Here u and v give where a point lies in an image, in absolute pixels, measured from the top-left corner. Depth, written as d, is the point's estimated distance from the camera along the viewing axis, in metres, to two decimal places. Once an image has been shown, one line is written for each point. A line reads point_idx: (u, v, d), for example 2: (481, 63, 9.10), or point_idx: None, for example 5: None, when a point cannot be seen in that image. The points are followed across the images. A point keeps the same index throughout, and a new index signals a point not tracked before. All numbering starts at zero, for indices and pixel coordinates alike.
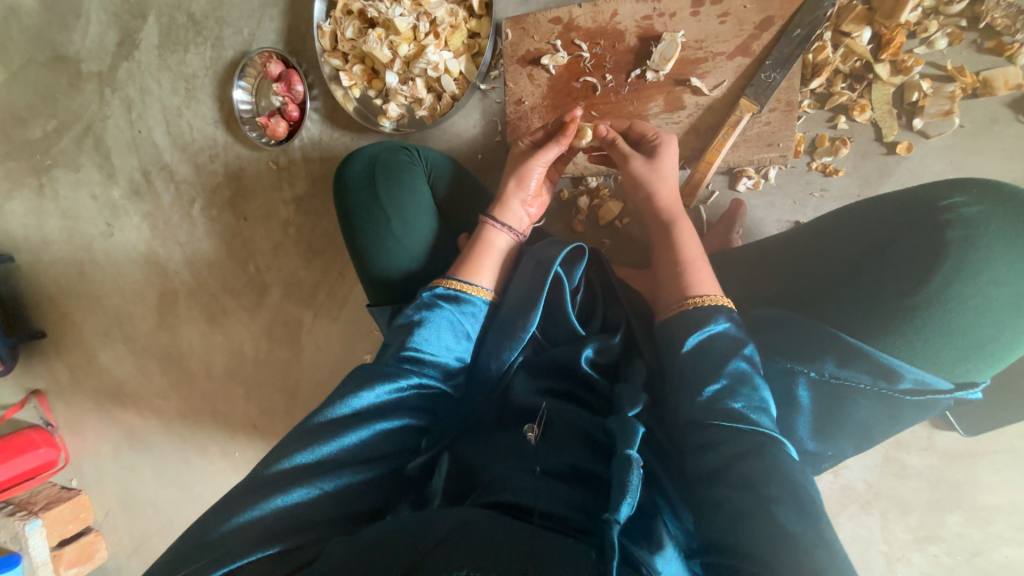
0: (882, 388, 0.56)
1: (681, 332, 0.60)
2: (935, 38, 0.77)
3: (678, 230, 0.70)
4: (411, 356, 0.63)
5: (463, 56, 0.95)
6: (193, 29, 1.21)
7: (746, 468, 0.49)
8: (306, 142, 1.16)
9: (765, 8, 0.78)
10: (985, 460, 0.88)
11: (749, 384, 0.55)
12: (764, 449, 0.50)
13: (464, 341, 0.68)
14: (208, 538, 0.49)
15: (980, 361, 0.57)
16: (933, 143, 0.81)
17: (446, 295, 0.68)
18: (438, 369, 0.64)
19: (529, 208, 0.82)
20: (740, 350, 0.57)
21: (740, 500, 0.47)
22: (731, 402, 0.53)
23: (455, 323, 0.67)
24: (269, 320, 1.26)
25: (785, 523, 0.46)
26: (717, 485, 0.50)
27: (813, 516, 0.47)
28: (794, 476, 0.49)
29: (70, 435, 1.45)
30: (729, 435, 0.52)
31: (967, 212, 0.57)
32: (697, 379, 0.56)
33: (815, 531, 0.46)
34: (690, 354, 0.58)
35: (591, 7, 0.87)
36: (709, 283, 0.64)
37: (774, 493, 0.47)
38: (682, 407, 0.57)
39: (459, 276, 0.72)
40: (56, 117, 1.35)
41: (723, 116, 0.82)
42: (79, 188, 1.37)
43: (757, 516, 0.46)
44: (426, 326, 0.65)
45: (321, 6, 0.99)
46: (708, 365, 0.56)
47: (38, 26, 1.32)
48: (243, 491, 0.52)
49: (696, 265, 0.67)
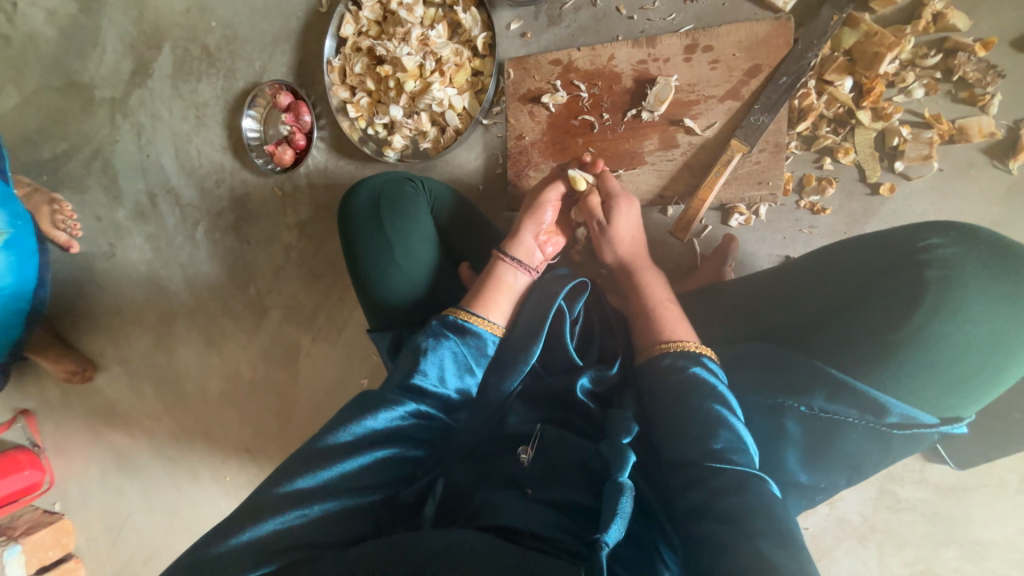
0: (870, 422, 0.58)
1: (659, 373, 0.63)
2: (913, 87, 0.81)
3: (644, 278, 0.77)
4: (416, 386, 0.63)
5: (467, 92, 0.99)
6: (207, 61, 1.26)
7: (729, 502, 0.50)
8: (312, 169, 1.19)
9: (753, 57, 0.83)
10: (978, 494, 0.89)
11: (728, 426, 0.56)
12: (746, 484, 0.51)
13: (467, 374, 0.68)
14: (212, 554, 0.48)
15: (965, 397, 0.60)
16: (913, 184, 0.85)
17: (453, 325, 0.69)
18: (441, 401, 0.64)
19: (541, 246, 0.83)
20: (714, 393, 0.58)
21: (722, 533, 0.48)
22: (712, 443, 0.55)
23: (459, 355, 0.67)
24: (267, 342, 1.27)
25: (770, 557, 0.45)
26: (703, 519, 0.50)
27: (794, 548, 0.47)
28: (777, 512, 0.49)
29: (56, 456, 1.43)
30: (712, 472, 0.53)
31: (943, 253, 0.60)
32: (677, 425, 0.58)
33: (799, 565, 0.45)
34: (670, 393, 0.60)
35: (589, 51, 0.91)
36: (681, 329, 0.68)
37: (759, 527, 0.48)
38: (672, 448, 0.57)
39: (469, 309, 0.73)
40: (66, 140, 1.38)
41: (715, 156, 0.86)
42: (83, 209, 1.38)
43: (741, 547, 0.46)
44: (432, 355, 0.65)
45: (331, 43, 1.03)
46: (687, 410, 0.58)
47: (54, 54, 1.37)
48: (243, 511, 0.52)
49: (669, 308, 0.72)
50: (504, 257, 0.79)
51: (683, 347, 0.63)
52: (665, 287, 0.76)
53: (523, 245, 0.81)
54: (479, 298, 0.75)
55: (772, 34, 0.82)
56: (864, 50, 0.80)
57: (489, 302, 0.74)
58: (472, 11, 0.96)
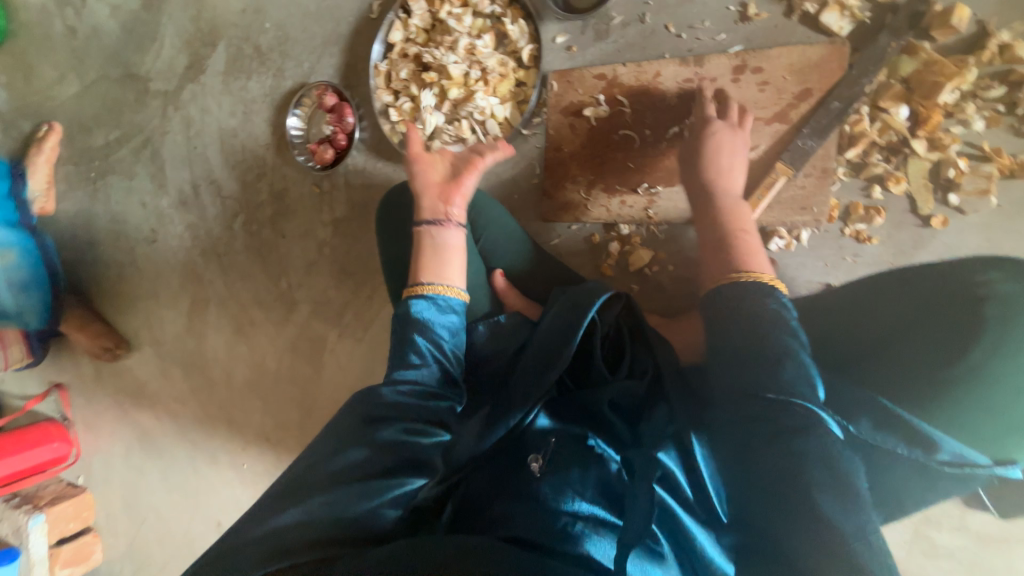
0: (919, 456, 0.54)
1: (729, 298, 0.58)
2: (972, 119, 0.79)
3: (723, 207, 0.71)
4: (405, 368, 0.66)
5: (509, 102, 1.00)
6: (258, 60, 1.30)
7: (790, 446, 0.46)
8: (350, 169, 1.21)
9: (803, 80, 0.82)
10: (1022, 547, 0.84)
11: (796, 361, 0.51)
12: (810, 426, 0.47)
13: (449, 349, 0.70)
14: (247, 535, 0.51)
15: (1021, 446, 0.57)
16: (967, 219, 0.82)
17: (419, 303, 0.72)
18: (436, 381, 0.67)
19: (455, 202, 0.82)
20: (788, 322, 0.54)
21: (779, 474, 0.45)
22: (781, 373, 0.50)
23: (432, 329, 0.71)
24: (294, 335, 1.29)
25: (830, 516, 0.42)
26: (759, 459, 0.47)
27: (857, 502, 0.43)
28: (843, 465, 0.45)
29: (85, 430, 1.48)
30: (777, 405, 0.48)
31: (1003, 290, 0.58)
32: (744, 346, 0.53)
33: (859, 521, 0.42)
34: (741, 314, 0.55)
35: (635, 67, 0.91)
36: (754, 262, 0.63)
37: (819, 477, 0.44)
38: (725, 381, 0.53)
39: (422, 282, 0.76)
40: (120, 128, 1.44)
41: (759, 179, 0.83)
42: (130, 195, 1.44)
43: (800, 509, 0.43)
44: (407, 337, 0.70)
45: (379, 48, 1.05)
46: (758, 337, 0.53)
47: (116, 47, 1.44)
48: (276, 496, 0.55)
49: (747, 240, 0.67)
50: (429, 225, 0.81)
51: (759, 277, 0.59)
52: (750, 225, 0.69)
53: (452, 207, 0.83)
54: (422, 270, 0.77)
55: (825, 58, 0.81)
56: (922, 79, 0.78)
57: (431, 269, 0.77)
58: (520, 23, 0.97)
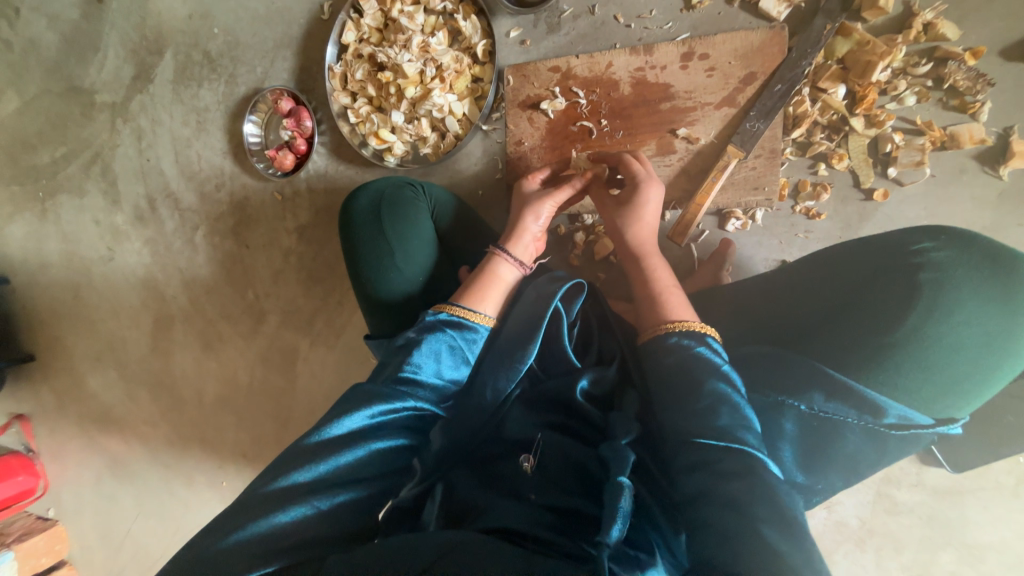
0: (868, 422, 0.59)
1: (660, 353, 0.63)
2: (904, 95, 0.83)
3: (652, 262, 0.75)
4: (414, 378, 0.64)
5: (467, 98, 1.00)
6: (208, 67, 1.27)
7: (732, 487, 0.50)
8: (312, 174, 1.20)
9: (748, 64, 0.85)
10: (973, 496, 0.90)
11: (730, 404, 0.56)
12: (751, 471, 0.51)
13: (462, 365, 0.69)
14: (217, 547, 0.49)
15: (959, 398, 0.60)
16: (906, 190, 0.86)
17: (449, 320, 0.70)
18: (434, 393, 0.66)
19: (536, 242, 0.84)
20: (719, 370, 0.59)
21: (728, 518, 0.48)
22: (715, 419, 0.55)
23: (454, 346, 0.69)
24: (265, 346, 1.27)
25: (774, 545, 0.46)
26: (706, 506, 0.51)
27: (798, 538, 0.47)
28: (785, 502, 0.49)
29: (50, 461, 1.42)
30: (719, 457, 0.53)
31: (935, 256, 0.61)
32: (682, 400, 0.58)
33: (803, 554, 0.46)
34: (680, 368, 0.60)
35: (588, 58, 0.93)
36: (682, 309, 0.68)
37: (762, 513, 0.48)
38: (671, 423, 0.59)
39: (462, 303, 0.73)
40: (66, 144, 1.38)
41: (711, 162, 0.87)
42: (82, 213, 1.39)
43: (744, 536, 0.47)
44: (423, 348, 0.66)
45: (332, 49, 1.04)
46: (693, 386, 0.58)
47: (55, 59, 1.38)
48: (245, 505, 0.53)
49: (673, 293, 0.71)
50: (498, 253, 0.79)
51: (688, 326, 0.63)
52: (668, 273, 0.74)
53: (518, 236, 0.82)
54: (471, 292, 0.75)
55: (766, 43, 0.84)
56: (856, 59, 0.82)
57: (481, 295, 0.75)
58: (472, 19, 0.97)
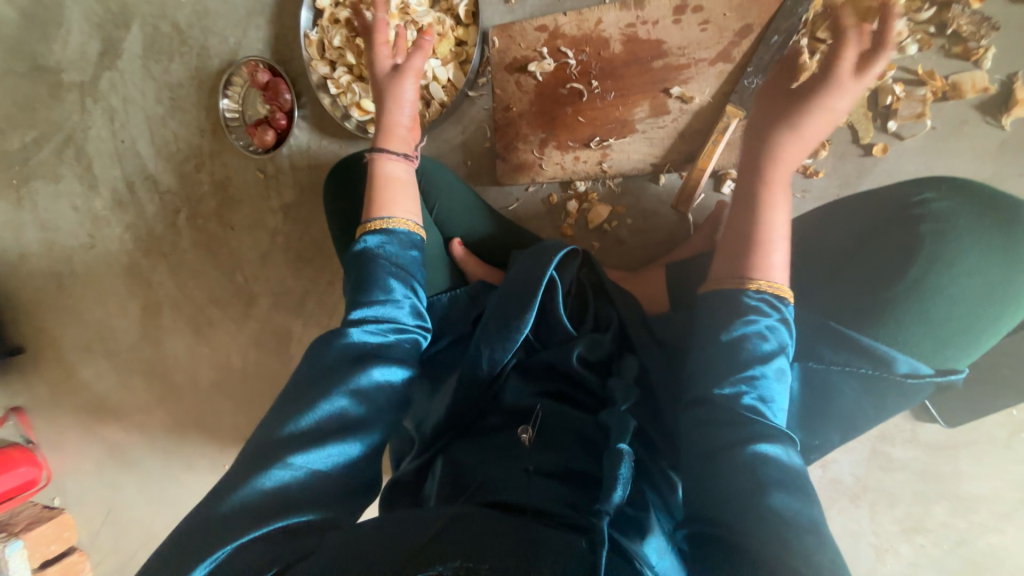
0: (879, 375, 0.57)
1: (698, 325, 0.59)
2: (906, 44, 0.80)
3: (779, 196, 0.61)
4: (364, 304, 0.63)
5: (451, 63, 0.95)
6: (177, 39, 1.20)
7: (746, 459, 0.49)
8: (294, 150, 1.16)
9: (744, 16, 0.81)
10: (967, 450, 0.91)
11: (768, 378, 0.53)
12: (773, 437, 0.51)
13: (417, 286, 0.69)
14: (218, 510, 0.48)
15: (958, 349, 0.60)
16: (906, 144, 0.84)
17: (388, 244, 0.69)
18: (400, 315, 0.65)
19: (410, 129, 0.80)
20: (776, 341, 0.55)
21: (736, 488, 0.48)
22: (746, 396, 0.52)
23: (403, 267, 0.68)
24: (258, 330, 1.25)
25: (783, 512, 0.46)
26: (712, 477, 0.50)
27: (805, 503, 0.47)
28: (796, 470, 0.49)
29: (52, 452, 1.41)
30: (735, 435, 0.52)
31: (937, 207, 0.61)
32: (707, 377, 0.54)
33: (806, 516, 0.46)
34: (726, 342, 0.55)
35: (576, 15, 0.88)
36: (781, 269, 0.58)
37: (774, 486, 0.48)
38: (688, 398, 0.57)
39: (375, 217, 0.71)
40: (36, 127, 1.32)
41: (710, 122, 0.85)
42: (60, 200, 1.34)
43: (749, 504, 0.47)
44: (377, 274, 0.65)
45: (307, 15, 0.99)
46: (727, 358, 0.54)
47: (16, 36, 1.30)
48: (241, 465, 0.51)
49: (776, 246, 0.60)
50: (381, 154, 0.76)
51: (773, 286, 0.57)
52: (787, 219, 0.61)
53: (390, 129, 0.78)
54: (374, 202, 0.73)
55: None
56: None
57: (384, 201, 0.73)
58: None
